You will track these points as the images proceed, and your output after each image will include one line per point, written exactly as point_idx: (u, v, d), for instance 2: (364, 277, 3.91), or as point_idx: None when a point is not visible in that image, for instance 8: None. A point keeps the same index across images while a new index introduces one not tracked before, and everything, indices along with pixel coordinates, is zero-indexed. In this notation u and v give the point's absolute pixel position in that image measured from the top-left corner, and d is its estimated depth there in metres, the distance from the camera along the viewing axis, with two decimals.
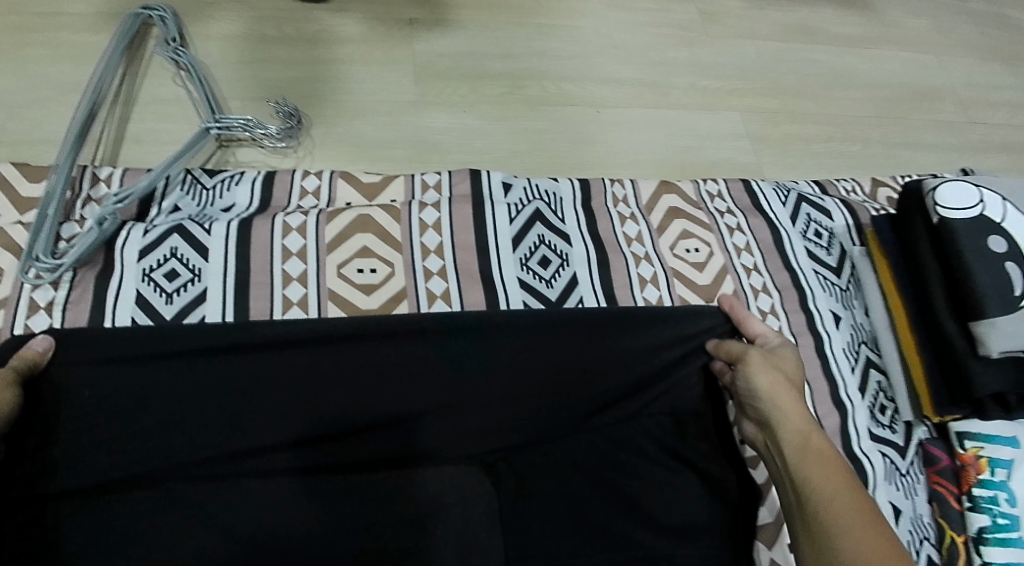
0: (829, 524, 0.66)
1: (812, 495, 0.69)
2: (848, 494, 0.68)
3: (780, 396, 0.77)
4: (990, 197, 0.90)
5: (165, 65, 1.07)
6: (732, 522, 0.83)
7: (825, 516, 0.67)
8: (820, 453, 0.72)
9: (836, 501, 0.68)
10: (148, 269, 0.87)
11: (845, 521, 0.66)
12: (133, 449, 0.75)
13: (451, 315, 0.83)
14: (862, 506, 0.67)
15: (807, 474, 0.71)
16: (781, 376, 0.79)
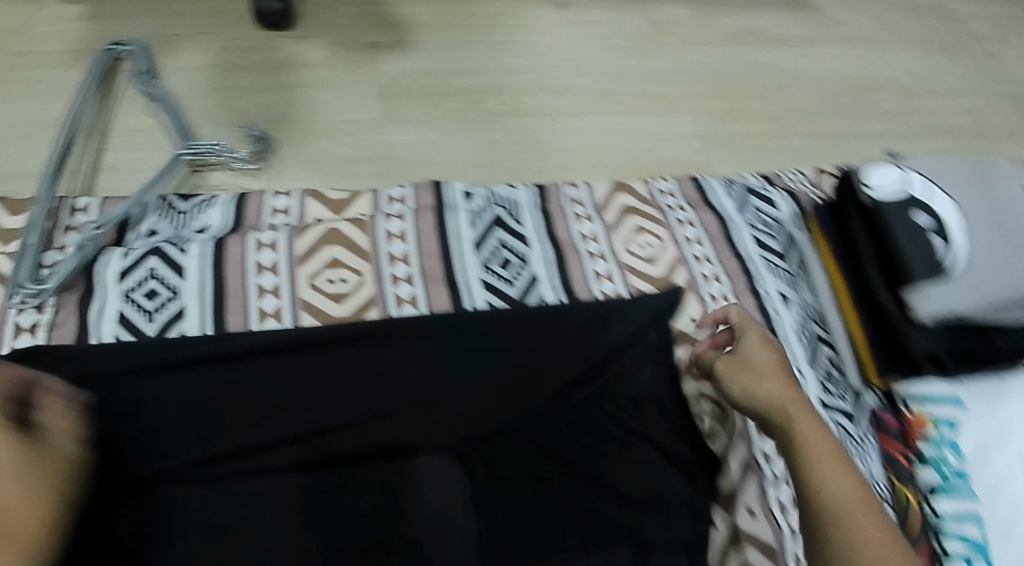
0: (828, 520, 0.65)
1: (811, 486, 0.68)
2: (843, 486, 0.67)
3: (767, 392, 0.76)
4: (916, 180, 0.98)
5: (137, 98, 1.13)
6: (688, 486, 0.90)
7: (828, 509, 0.66)
8: (813, 444, 0.71)
9: (835, 494, 0.66)
10: (129, 291, 0.91)
11: (846, 513, 0.65)
12: (119, 457, 0.80)
13: (416, 316, 0.93)
14: (855, 496, 0.66)
15: (802, 465, 0.70)
16: (762, 371, 0.78)
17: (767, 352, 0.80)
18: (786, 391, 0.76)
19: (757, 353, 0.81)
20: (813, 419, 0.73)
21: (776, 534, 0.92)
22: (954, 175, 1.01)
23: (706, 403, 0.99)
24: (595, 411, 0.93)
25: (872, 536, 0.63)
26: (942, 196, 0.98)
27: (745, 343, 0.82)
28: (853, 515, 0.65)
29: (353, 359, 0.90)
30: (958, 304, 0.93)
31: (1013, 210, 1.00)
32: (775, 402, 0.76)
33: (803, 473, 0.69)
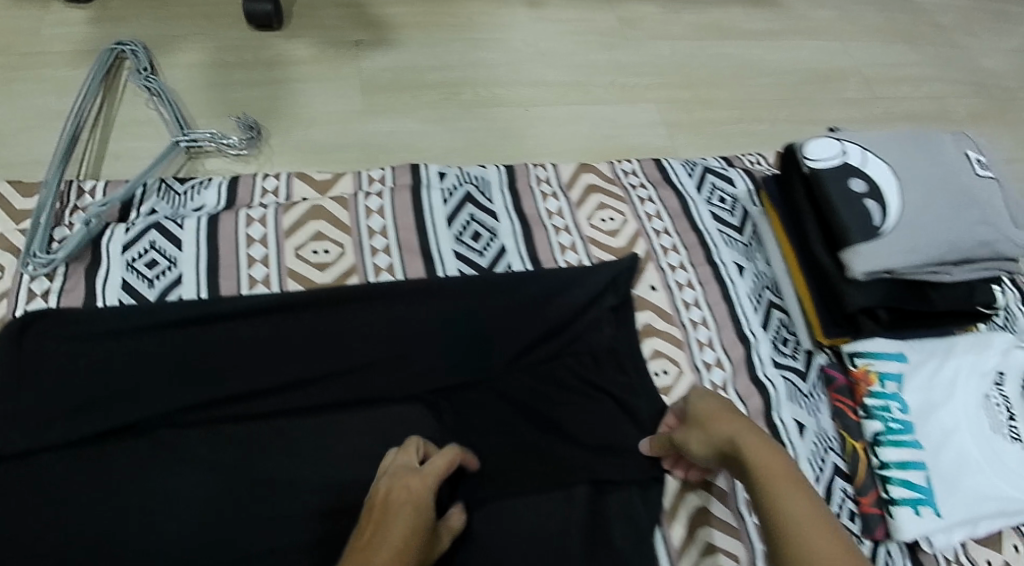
0: (783, 539, 0.69)
1: (767, 512, 0.72)
2: (787, 500, 0.72)
3: (718, 434, 0.83)
4: (851, 148, 1.06)
5: (139, 93, 1.23)
6: (640, 433, 0.97)
7: (779, 522, 0.70)
8: (766, 470, 0.76)
9: (788, 515, 0.71)
10: (131, 260, 1.02)
11: (795, 530, 0.69)
12: (124, 403, 0.91)
13: (392, 282, 1.02)
14: (796, 505, 0.71)
15: (759, 493, 0.75)
16: (710, 418, 0.85)
17: (712, 402, 0.87)
18: (736, 428, 0.81)
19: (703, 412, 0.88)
20: (764, 445, 0.79)
21: (729, 479, 1.00)
22: (893, 145, 1.08)
23: (663, 360, 1.06)
24: (556, 366, 1.01)
25: (819, 548, 0.67)
26: (878, 163, 1.05)
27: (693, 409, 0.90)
28: (802, 529, 0.69)
29: (335, 321, 1.00)
30: (893, 262, 0.98)
31: (953, 174, 1.06)
32: (726, 448, 0.81)
33: (763, 503, 0.74)
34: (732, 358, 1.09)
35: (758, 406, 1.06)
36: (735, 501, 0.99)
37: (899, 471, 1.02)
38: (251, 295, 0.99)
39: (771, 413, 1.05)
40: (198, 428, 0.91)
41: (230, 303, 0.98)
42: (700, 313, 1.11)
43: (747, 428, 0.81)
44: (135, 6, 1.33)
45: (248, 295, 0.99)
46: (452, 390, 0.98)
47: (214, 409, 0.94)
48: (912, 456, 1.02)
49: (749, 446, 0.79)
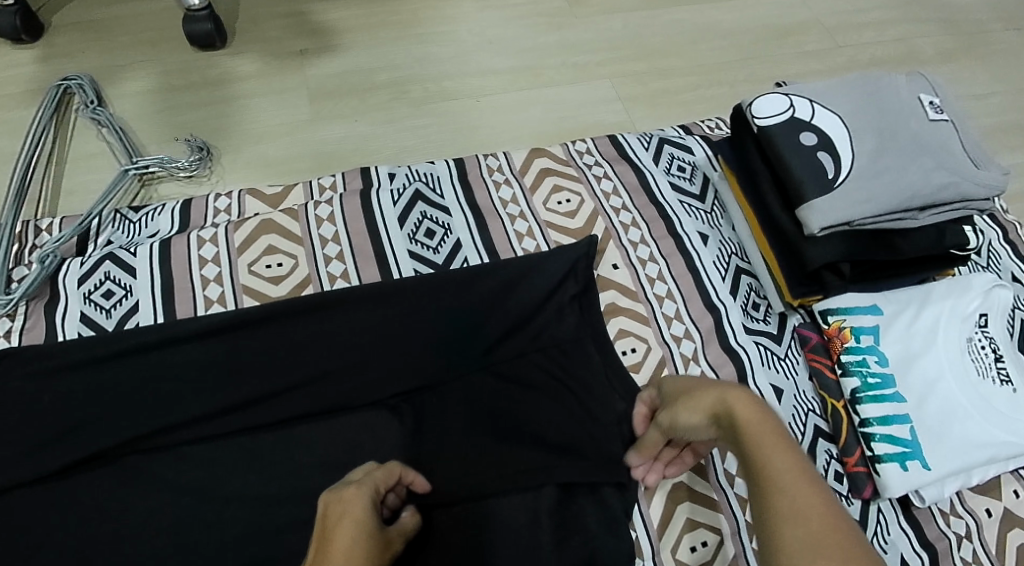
0: (777, 503, 0.64)
1: (758, 472, 0.66)
2: (782, 461, 0.66)
3: (702, 401, 0.76)
4: (799, 102, 1.04)
5: (89, 126, 1.23)
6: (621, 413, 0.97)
7: (775, 486, 0.65)
8: (752, 430, 0.70)
9: (778, 475, 0.65)
10: (88, 293, 1.01)
11: (790, 494, 0.64)
12: (87, 436, 0.91)
13: (348, 288, 1.00)
14: (794, 470, 0.66)
15: (747, 454, 0.69)
16: (693, 388, 0.78)
17: (681, 380, 0.82)
18: (722, 396, 0.75)
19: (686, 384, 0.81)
20: (750, 401, 0.72)
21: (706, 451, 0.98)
22: (843, 93, 1.05)
23: (629, 339, 1.05)
24: (519, 353, 1.00)
25: (814, 513, 0.62)
26: (827, 115, 1.03)
27: (675, 382, 0.82)
28: (797, 492, 0.64)
29: (288, 335, 0.98)
30: (850, 214, 0.95)
31: (906, 119, 1.03)
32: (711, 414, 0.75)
33: (749, 464, 0.68)
34: (701, 328, 1.07)
35: (732, 374, 1.04)
36: (714, 474, 0.97)
37: (881, 427, 0.99)
38: (204, 315, 0.98)
39: (746, 380, 1.03)
40: (167, 451, 0.91)
41: (186, 327, 0.96)
42: (665, 287, 1.09)
43: (731, 388, 0.75)
44: (79, 40, 1.33)
45: (200, 316, 0.98)
46: (416, 389, 0.98)
47: (183, 430, 0.93)
48: (894, 410, 0.99)
49: (734, 407, 0.73)
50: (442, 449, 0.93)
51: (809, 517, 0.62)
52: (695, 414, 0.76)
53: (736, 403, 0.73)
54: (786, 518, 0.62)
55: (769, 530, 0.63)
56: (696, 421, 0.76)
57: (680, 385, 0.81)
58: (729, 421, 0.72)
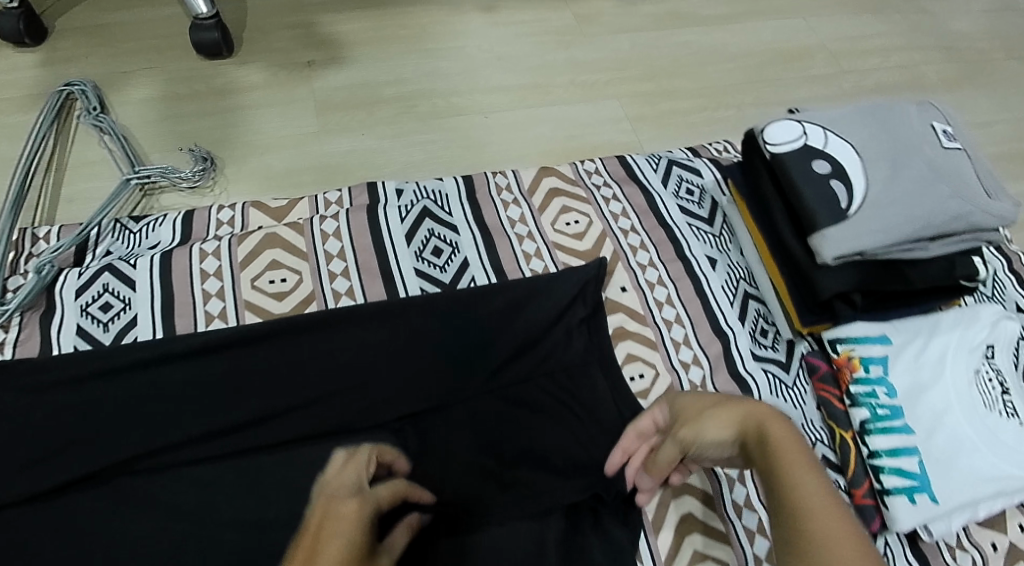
0: (803, 526, 0.63)
1: (784, 492, 0.66)
2: (810, 483, 0.66)
3: (732, 416, 0.74)
4: (812, 129, 1.03)
5: (90, 133, 1.21)
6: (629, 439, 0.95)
7: (802, 509, 0.64)
8: (781, 448, 0.69)
9: (806, 497, 0.65)
10: (85, 305, 0.99)
11: (818, 518, 0.63)
12: (83, 454, 0.88)
13: (353, 307, 0.99)
14: (823, 495, 0.65)
15: (774, 472, 0.68)
16: (716, 404, 0.76)
17: (700, 396, 0.79)
18: (751, 413, 0.74)
19: (698, 401, 0.78)
20: (780, 421, 0.72)
21: (713, 481, 0.97)
22: (856, 122, 1.05)
23: (637, 364, 1.04)
24: (527, 377, 0.98)
25: (843, 539, 0.62)
26: (841, 144, 1.02)
27: (688, 398, 0.79)
28: (827, 514, 0.64)
29: (291, 354, 0.96)
30: (862, 244, 0.94)
31: (917, 148, 1.02)
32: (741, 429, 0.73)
33: (775, 481, 0.68)
34: (710, 354, 1.05)
35: None
36: (722, 504, 0.96)
37: (890, 460, 0.98)
38: (205, 331, 0.96)
39: None
40: (164, 471, 0.89)
41: (185, 343, 0.94)
42: (673, 311, 1.08)
43: (760, 406, 0.74)
44: (82, 45, 1.31)
45: (201, 332, 0.96)
46: (420, 411, 0.96)
47: (182, 450, 0.90)
48: (903, 442, 0.98)
49: (764, 425, 0.72)
50: (448, 473, 0.91)
51: (837, 543, 0.62)
52: (722, 429, 0.74)
53: (765, 421, 0.73)
54: (814, 541, 0.62)
55: (795, 553, 0.62)
56: (722, 436, 0.74)
57: (701, 400, 0.78)
58: (758, 439, 0.72)
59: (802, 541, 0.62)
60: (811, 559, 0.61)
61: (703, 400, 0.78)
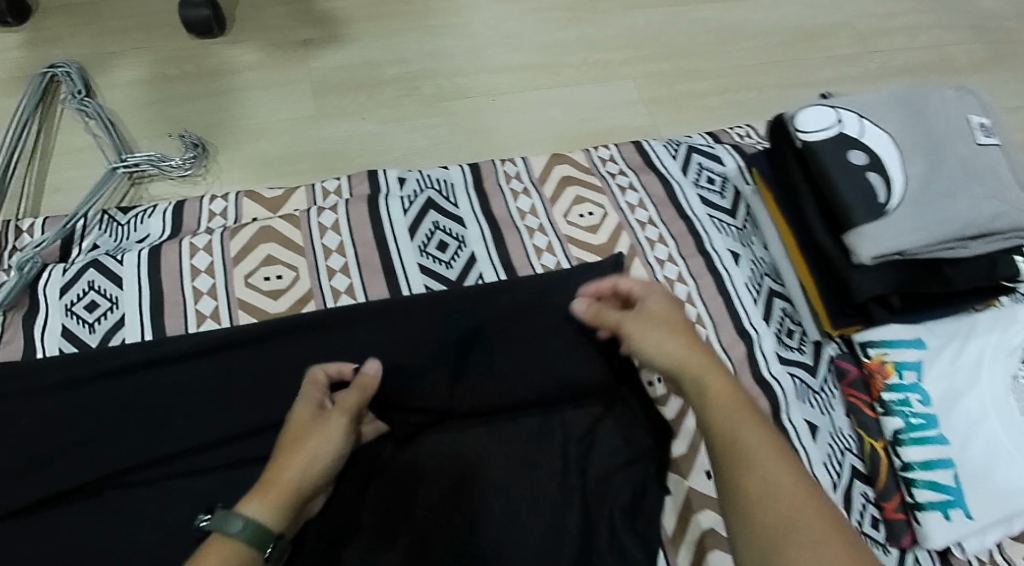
0: (748, 475, 0.64)
1: (726, 441, 0.67)
2: (751, 430, 0.67)
3: (673, 350, 0.74)
4: (847, 116, 0.96)
5: (76, 117, 1.15)
6: (650, 450, 0.90)
7: (745, 454, 0.65)
8: (719, 396, 0.70)
9: (747, 444, 0.66)
10: (70, 304, 0.93)
11: (760, 465, 0.64)
12: (66, 466, 0.83)
13: (354, 306, 0.93)
14: (765, 439, 0.67)
15: (714, 420, 0.69)
16: (667, 329, 0.77)
17: (660, 306, 0.80)
18: (694, 350, 0.74)
19: (659, 305, 0.80)
20: (717, 369, 0.73)
21: None
22: (893, 108, 0.98)
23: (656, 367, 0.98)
24: (537, 380, 0.91)
25: (786, 484, 0.63)
26: (877, 132, 0.95)
27: (653, 305, 0.80)
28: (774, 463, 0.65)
29: (288, 360, 0.90)
30: (901, 243, 0.88)
31: (957, 139, 0.95)
32: (683, 365, 0.74)
33: (717, 430, 0.68)
34: (733, 357, 0.99)
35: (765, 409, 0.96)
36: None
37: (924, 472, 0.92)
38: (197, 333, 0.90)
39: (779, 416, 0.96)
40: (154, 484, 0.84)
41: (175, 346, 0.88)
42: (694, 310, 1.01)
43: (698, 350, 0.75)
44: (65, 22, 1.24)
45: (192, 335, 0.90)
46: (424, 419, 0.89)
47: (172, 461, 0.85)
48: (938, 454, 0.92)
49: (705, 370, 0.72)
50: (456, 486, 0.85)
51: (781, 489, 0.63)
52: (666, 360, 0.75)
53: (702, 367, 0.73)
54: (760, 491, 0.63)
55: (740, 500, 0.64)
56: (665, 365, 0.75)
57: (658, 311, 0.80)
58: (697, 382, 0.72)
59: (743, 494, 0.64)
60: (752, 508, 0.63)
61: (666, 307, 0.80)
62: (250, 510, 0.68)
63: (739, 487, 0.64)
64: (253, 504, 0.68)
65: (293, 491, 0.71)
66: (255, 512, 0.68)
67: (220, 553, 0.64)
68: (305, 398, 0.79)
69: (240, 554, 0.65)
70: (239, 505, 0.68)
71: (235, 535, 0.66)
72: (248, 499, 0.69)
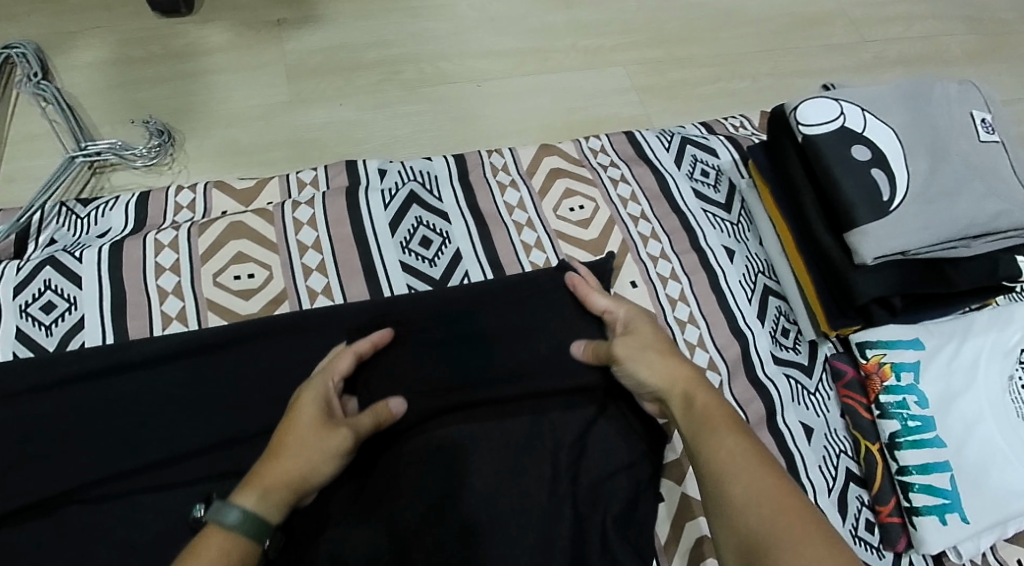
0: (726, 489, 0.63)
1: (706, 456, 0.66)
2: (733, 442, 0.66)
3: (657, 368, 0.74)
4: (850, 109, 0.92)
5: (31, 102, 1.07)
6: (644, 455, 0.85)
7: (725, 466, 0.64)
8: (702, 412, 0.69)
9: (728, 458, 0.65)
10: (24, 305, 0.86)
11: (740, 477, 0.63)
12: (21, 482, 0.77)
13: (332, 307, 0.88)
14: (748, 449, 0.65)
15: (695, 435, 0.68)
16: (649, 347, 0.76)
17: (648, 331, 0.79)
18: (682, 366, 0.74)
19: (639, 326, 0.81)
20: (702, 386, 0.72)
21: None
22: (896, 102, 0.94)
23: None
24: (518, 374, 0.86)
25: (766, 497, 0.62)
26: (881, 127, 0.92)
27: (642, 328, 0.79)
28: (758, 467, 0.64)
29: (262, 365, 0.85)
30: (904, 243, 0.85)
31: (958, 136, 0.92)
32: (670, 380, 0.73)
33: (698, 445, 0.67)
34: (727, 358, 0.95)
35: (759, 412, 0.92)
36: None
37: (921, 477, 0.88)
38: (164, 337, 0.84)
39: (774, 419, 0.93)
40: (115, 500, 0.77)
41: (140, 350, 0.83)
42: (687, 309, 0.97)
43: (680, 368, 0.74)
44: None
45: (156, 339, 0.84)
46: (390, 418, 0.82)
47: (135, 477, 0.79)
48: (934, 457, 0.89)
49: (686, 383, 0.73)
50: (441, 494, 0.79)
51: (760, 501, 0.62)
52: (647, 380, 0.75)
53: (686, 384, 0.73)
54: (737, 505, 0.62)
55: (719, 515, 0.63)
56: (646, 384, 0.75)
57: (640, 332, 0.79)
58: (680, 401, 0.72)
59: (725, 498, 0.63)
60: (729, 521, 0.62)
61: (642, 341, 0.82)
62: (243, 501, 0.64)
63: (721, 492, 0.64)
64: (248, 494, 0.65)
65: (293, 486, 0.67)
66: (249, 504, 0.64)
67: (215, 541, 0.62)
68: (315, 385, 0.74)
69: (233, 542, 0.63)
70: (235, 494, 0.65)
71: (233, 526, 0.63)
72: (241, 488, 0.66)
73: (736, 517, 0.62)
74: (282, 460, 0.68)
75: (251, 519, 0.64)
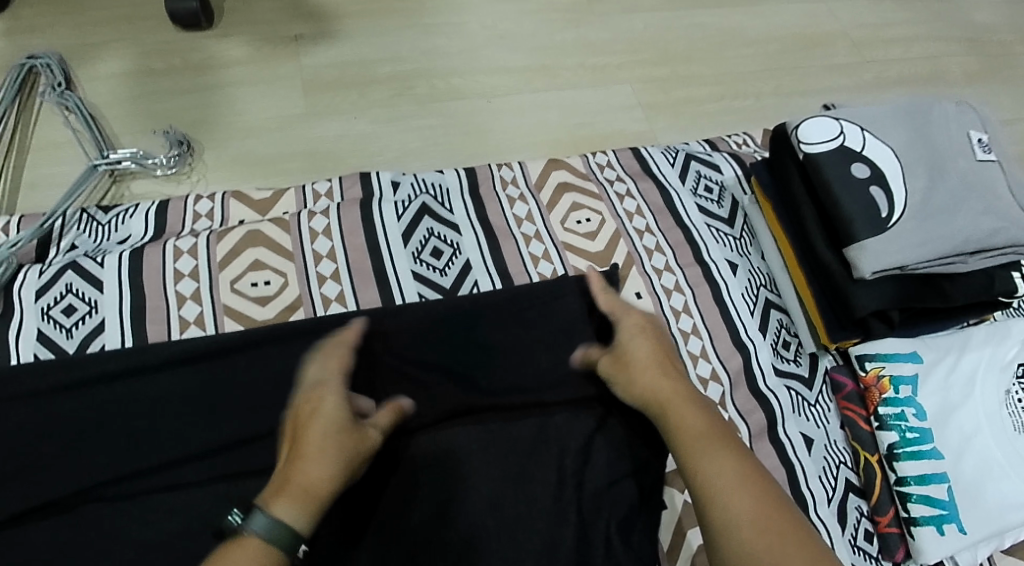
0: (711, 511, 0.65)
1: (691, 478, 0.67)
2: (717, 462, 0.67)
3: (646, 389, 0.75)
4: (849, 129, 0.95)
5: (54, 111, 1.11)
6: (647, 462, 0.86)
7: (708, 488, 0.66)
8: (687, 434, 0.70)
9: (711, 480, 0.66)
10: (46, 308, 0.88)
11: (722, 499, 0.65)
12: (42, 479, 0.79)
13: (346, 313, 0.90)
14: (733, 470, 0.66)
15: (681, 457, 0.69)
16: (640, 365, 0.77)
17: (642, 346, 0.79)
18: (669, 382, 0.75)
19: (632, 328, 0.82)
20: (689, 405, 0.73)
21: None
22: (895, 122, 0.97)
23: None
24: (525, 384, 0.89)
25: (748, 519, 0.63)
26: (880, 146, 0.94)
27: (636, 345, 0.79)
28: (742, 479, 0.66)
29: (277, 369, 0.87)
30: (904, 258, 0.87)
31: (956, 156, 0.94)
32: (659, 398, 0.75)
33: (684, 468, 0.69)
34: (729, 369, 0.97)
35: (760, 422, 0.94)
36: None
37: (919, 487, 0.90)
38: (182, 340, 0.87)
39: (775, 429, 0.95)
40: (131, 499, 0.79)
41: (159, 353, 0.85)
42: (690, 321, 0.99)
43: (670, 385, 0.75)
44: (46, 10, 1.19)
45: (174, 342, 0.87)
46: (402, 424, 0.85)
47: (153, 476, 0.80)
48: (932, 468, 0.90)
49: (674, 402, 0.74)
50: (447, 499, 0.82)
51: (741, 524, 0.63)
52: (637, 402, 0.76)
53: (673, 402, 0.74)
54: (721, 528, 0.63)
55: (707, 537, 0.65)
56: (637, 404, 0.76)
57: (633, 350, 0.79)
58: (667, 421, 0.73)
59: (710, 520, 0.64)
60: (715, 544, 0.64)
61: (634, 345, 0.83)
62: (280, 512, 0.63)
63: (707, 514, 0.65)
64: (283, 506, 0.64)
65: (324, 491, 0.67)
66: (288, 516, 0.63)
67: (249, 553, 0.61)
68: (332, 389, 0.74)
69: (268, 554, 0.61)
70: (266, 502, 0.64)
71: (266, 537, 0.62)
72: (274, 498, 0.64)
73: (717, 533, 0.64)
74: (310, 463, 0.67)
75: (285, 529, 0.63)
